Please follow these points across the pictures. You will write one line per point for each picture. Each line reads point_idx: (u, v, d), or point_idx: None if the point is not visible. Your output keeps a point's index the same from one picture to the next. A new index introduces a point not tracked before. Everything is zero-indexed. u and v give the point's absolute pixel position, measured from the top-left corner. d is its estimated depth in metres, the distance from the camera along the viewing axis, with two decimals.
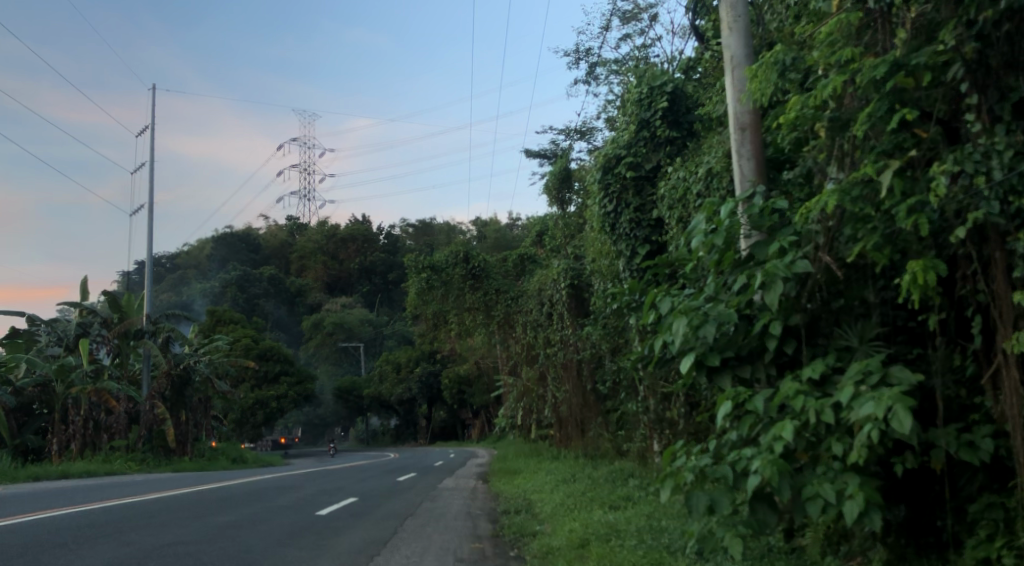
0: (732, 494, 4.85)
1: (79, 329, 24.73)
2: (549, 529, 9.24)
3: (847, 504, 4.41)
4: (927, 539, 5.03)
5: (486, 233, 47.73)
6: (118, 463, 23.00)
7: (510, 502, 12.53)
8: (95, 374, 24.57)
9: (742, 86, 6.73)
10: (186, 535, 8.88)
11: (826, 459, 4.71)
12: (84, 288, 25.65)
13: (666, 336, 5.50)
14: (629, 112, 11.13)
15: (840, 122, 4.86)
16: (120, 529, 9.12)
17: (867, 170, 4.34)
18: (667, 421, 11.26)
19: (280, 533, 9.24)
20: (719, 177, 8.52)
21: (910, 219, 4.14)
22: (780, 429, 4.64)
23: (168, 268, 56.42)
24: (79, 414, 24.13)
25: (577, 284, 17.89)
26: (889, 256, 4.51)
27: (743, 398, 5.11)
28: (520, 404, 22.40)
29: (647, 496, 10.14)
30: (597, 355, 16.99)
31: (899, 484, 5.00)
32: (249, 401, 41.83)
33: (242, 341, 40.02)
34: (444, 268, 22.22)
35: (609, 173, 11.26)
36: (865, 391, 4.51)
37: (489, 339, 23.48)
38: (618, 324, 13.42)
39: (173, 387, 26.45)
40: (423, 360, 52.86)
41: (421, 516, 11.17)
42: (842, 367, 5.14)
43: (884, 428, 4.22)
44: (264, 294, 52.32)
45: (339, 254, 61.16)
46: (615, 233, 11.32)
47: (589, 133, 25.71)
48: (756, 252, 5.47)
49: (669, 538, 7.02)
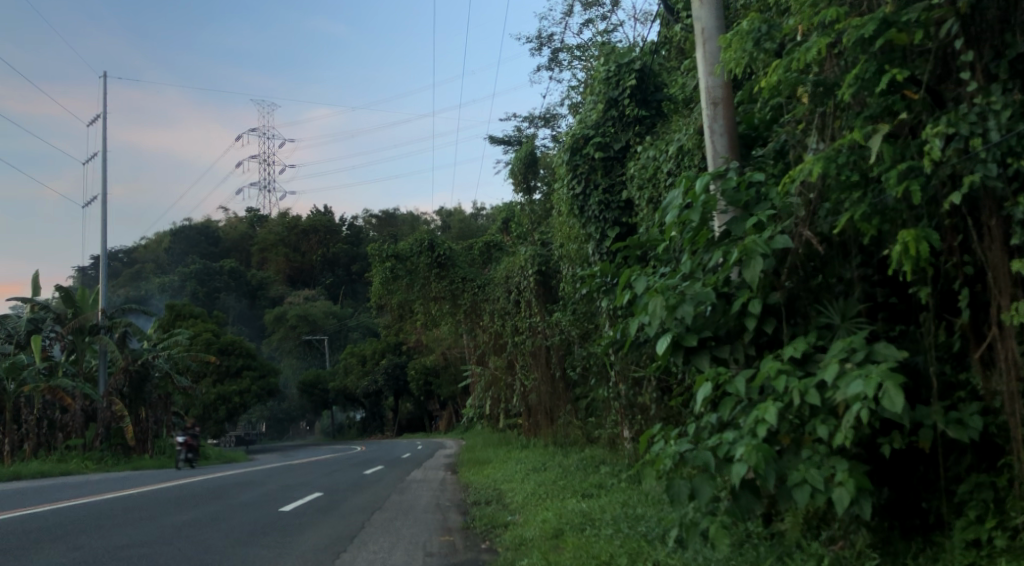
0: (714, 481, 4.63)
1: (30, 325, 23.61)
2: (521, 519, 8.99)
3: (838, 491, 4.22)
4: (913, 522, 4.90)
5: (450, 225, 47.35)
6: (74, 463, 22.22)
7: (481, 493, 12.30)
8: (48, 371, 23.68)
9: (714, 59, 6.49)
10: (139, 536, 8.37)
11: (811, 443, 4.53)
12: (36, 283, 24.69)
13: (641, 317, 5.26)
14: (595, 92, 10.88)
15: (824, 87, 4.71)
16: (69, 532, 8.58)
17: (855, 136, 4.17)
18: (638, 406, 11.16)
19: (240, 531, 8.83)
20: (691, 154, 8.28)
21: (903, 186, 3.98)
22: (763, 411, 4.44)
23: (125, 263, 54.80)
24: (32, 413, 23.38)
25: (545, 271, 17.70)
26: (878, 228, 4.34)
27: (724, 379, 4.88)
28: (488, 394, 22.09)
29: (619, 484, 9.95)
30: (565, 342, 16.85)
31: (883, 466, 4.85)
32: (211, 396, 40.94)
33: (203, 336, 39.04)
34: (409, 257, 21.98)
35: (577, 154, 10.98)
36: (851, 369, 4.32)
37: (456, 329, 23.15)
38: (587, 310, 13.22)
39: (131, 383, 25.90)
40: (389, 351, 52.19)
41: (389, 509, 10.83)
42: (824, 345, 4.96)
43: (874, 407, 4.03)
44: (225, 288, 51.23)
45: (301, 246, 60.00)
46: (584, 216, 11.06)
47: (553, 121, 25.54)
48: (732, 228, 5.25)
49: (646, 527, 6.79)
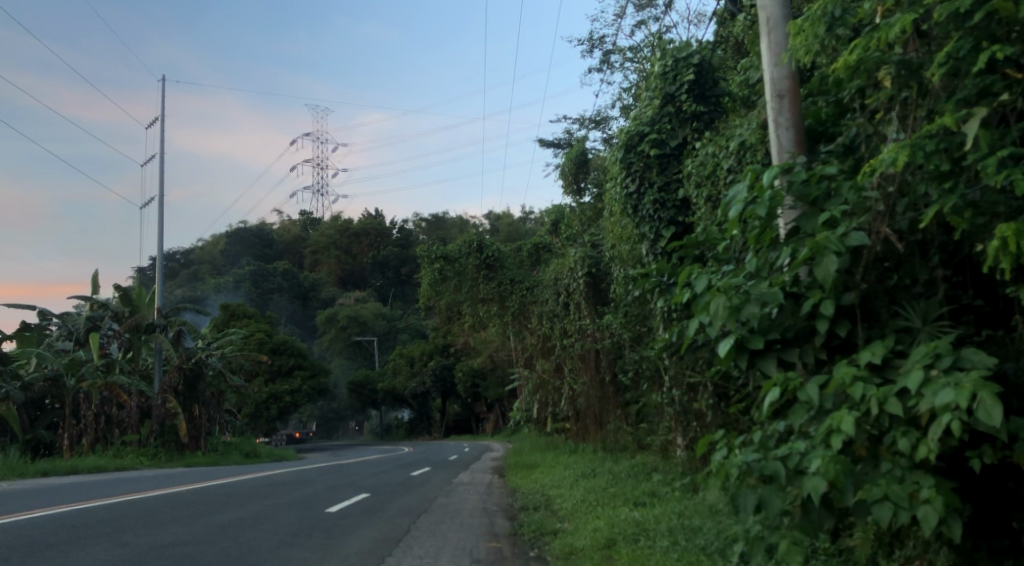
0: (784, 493, 4.29)
1: (90, 322, 24.36)
2: (571, 527, 8.72)
3: (924, 510, 3.87)
4: (1002, 543, 4.55)
5: (499, 228, 47.32)
6: (129, 458, 22.64)
7: (528, 498, 12.11)
8: (106, 368, 24.25)
9: (780, 48, 6.13)
10: (184, 535, 8.26)
11: (891, 455, 4.19)
12: (95, 282, 25.37)
13: (701, 317, 4.93)
14: (651, 88, 10.59)
15: (911, 67, 4.39)
16: (116, 529, 8.54)
17: (949, 120, 3.83)
18: (693, 412, 10.85)
19: (285, 532, 8.66)
20: (753, 149, 7.94)
21: (1003, 175, 3.64)
22: (838, 421, 4.09)
23: (182, 263, 56.16)
24: (90, 409, 23.66)
25: (595, 273, 17.37)
26: (970, 222, 4.00)
27: (794, 384, 4.53)
28: (536, 398, 21.76)
29: (673, 492, 9.62)
30: (616, 345, 16.48)
31: (968, 482, 4.47)
32: (263, 395, 41.43)
33: (255, 336, 39.67)
34: (457, 258, 21.98)
35: (632, 152, 10.67)
36: (938, 376, 3.95)
37: (504, 331, 22.93)
38: (640, 312, 12.88)
39: (184, 381, 26.33)
40: (437, 353, 52.17)
41: (435, 513, 10.67)
42: (903, 350, 4.60)
43: (966, 418, 3.66)
44: (278, 289, 52.15)
45: (352, 249, 60.77)
46: (638, 215, 10.68)
47: (603, 123, 25.28)
48: (801, 224, 4.88)
49: (705, 539, 6.45)
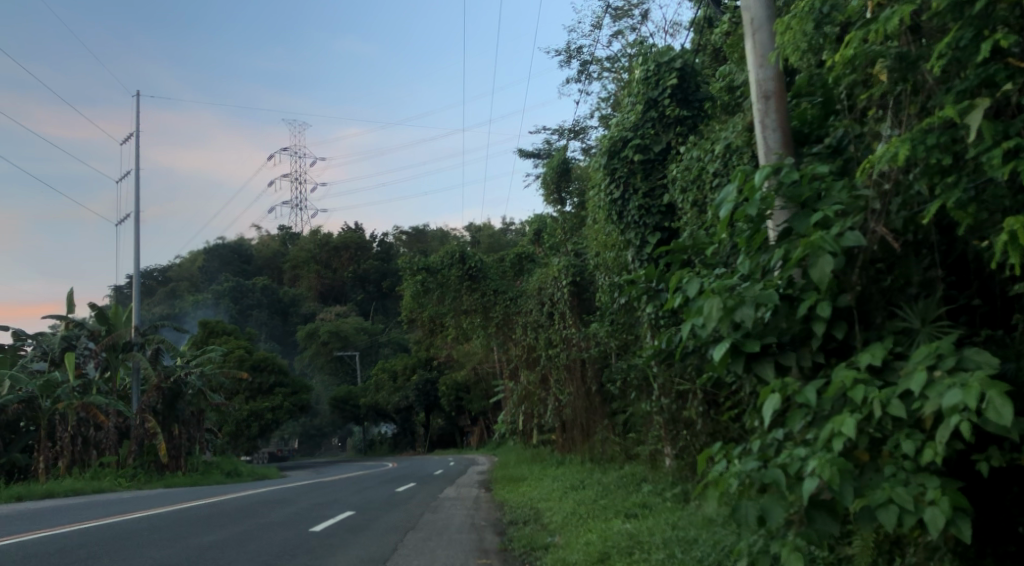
0: (786, 502, 4.13)
1: (65, 342, 23.90)
2: (563, 541, 8.52)
3: (930, 513, 3.71)
4: (1009, 549, 4.44)
5: (480, 239, 47.18)
6: (107, 480, 22.12)
7: (516, 512, 11.90)
8: (82, 389, 23.75)
9: (765, 48, 6.01)
10: (162, 559, 7.94)
11: (894, 459, 4.06)
12: (70, 301, 24.91)
13: (694, 321, 4.76)
14: (634, 94, 10.52)
15: (907, 60, 4.31)
16: (92, 554, 8.19)
17: (951, 111, 3.73)
18: (682, 420, 10.69)
19: (267, 554, 8.34)
20: (739, 153, 7.82)
21: (1009, 166, 3.55)
22: (840, 424, 3.93)
23: (160, 281, 55.45)
24: (66, 430, 23.09)
25: (580, 281, 17.38)
26: (973, 216, 3.91)
27: (792, 389, 4.38)
28: (520, 410, 21.31)
29: (664, 503, 9.45)
30: (602, 354, 16.36)
31: (974, 485, 4.35)
32: (244, 413, 40.88)
33: (235, 353, 39.17)
34: (439, 270, 21.78)
35: (615, 157, 10.55)
36: (942, 376, 3.82)
37: (488, 343, 22.68)
38: (626, 320, 12.74)
39: (163, 400, 25.77)
40: (420, 366, 51.75)
41: (423, 530, 10.40)
42: (902, 352, 4.47)
43: (975, 419, 3.52)
44: (258, 305, 51.59)
45: (332, 263, 60.30)
46: (623, 221, 10.57)
47: (582, 133, 25.29)
48: (793, 225, 4.74)
49: (701, 551, 6.28)
